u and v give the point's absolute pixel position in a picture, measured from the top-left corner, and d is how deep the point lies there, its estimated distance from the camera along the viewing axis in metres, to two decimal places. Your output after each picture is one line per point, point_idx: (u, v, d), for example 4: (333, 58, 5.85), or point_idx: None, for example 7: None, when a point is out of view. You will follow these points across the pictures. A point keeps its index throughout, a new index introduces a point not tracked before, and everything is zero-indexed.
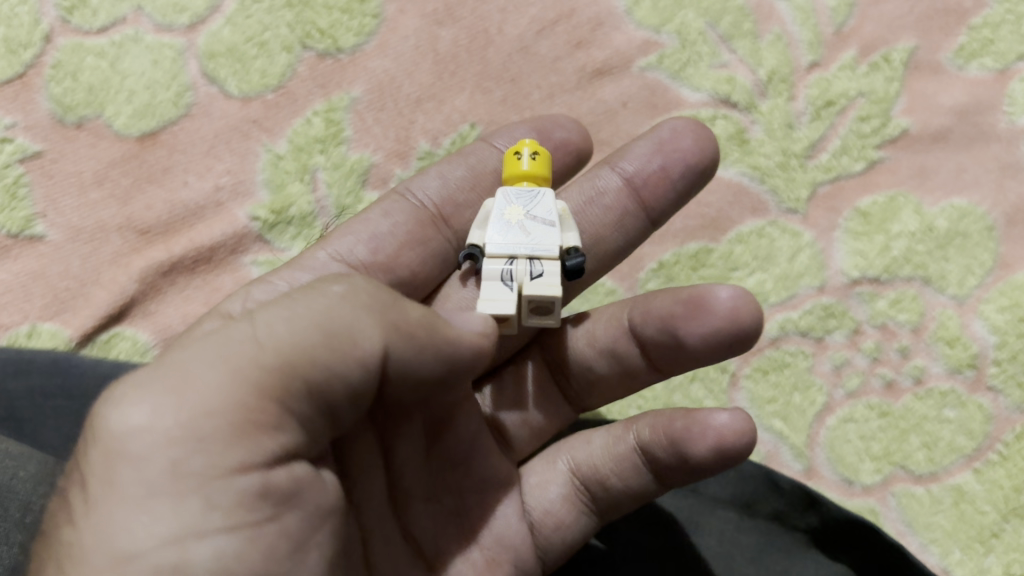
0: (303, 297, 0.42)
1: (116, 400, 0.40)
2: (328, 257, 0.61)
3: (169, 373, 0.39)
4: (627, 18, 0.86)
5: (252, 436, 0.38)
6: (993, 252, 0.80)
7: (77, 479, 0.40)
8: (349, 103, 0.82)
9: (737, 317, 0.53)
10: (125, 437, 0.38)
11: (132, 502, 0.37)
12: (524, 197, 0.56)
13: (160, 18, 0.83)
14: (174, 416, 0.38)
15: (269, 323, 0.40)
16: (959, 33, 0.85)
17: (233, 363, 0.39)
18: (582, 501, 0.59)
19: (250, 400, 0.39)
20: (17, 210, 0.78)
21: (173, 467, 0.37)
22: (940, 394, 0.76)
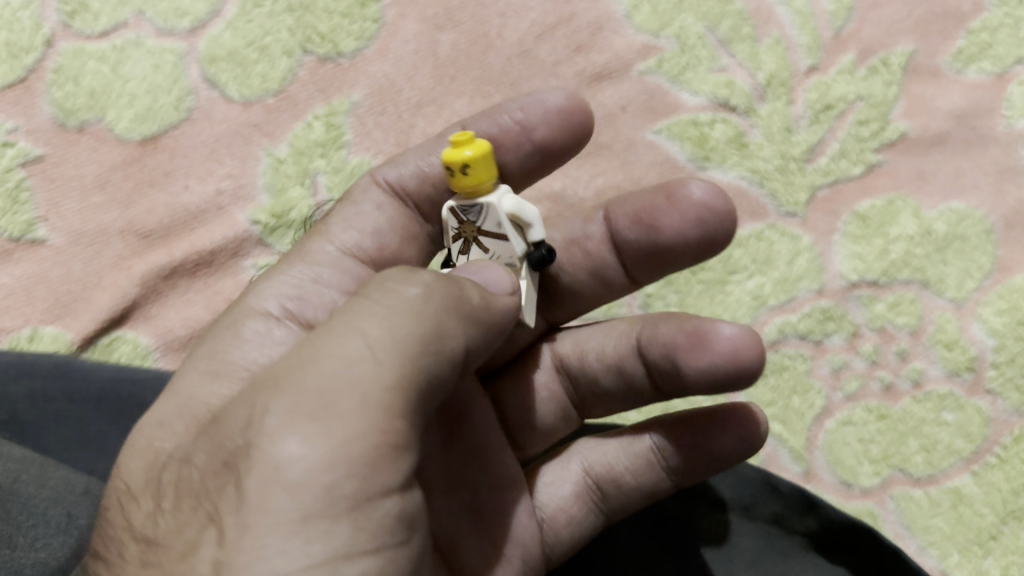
0: (391, 301, 0.41)
1: (255, 428, 0.39)
2: (334, 248, 0.60)
3: (300, 393, 0.39)
4: (627, 22, 0.86)
5: (392, 455, 0.39)
6: (991, 255, 0.80)
7: (221, 497, 0.39)
8: (349, 107, 0.82)
9: (739, 355, 0.54)
10: (282, 466, 0.37)
11: (288, 525, 0.37)
12: (470, 214, 0.54)
13: (161, 22, 0.83)
14: (322, 444, 0.37)
15: (383, 332, 0.40)
16: (957, 36, 0.85)
17: (361, 383, 0.39)
18: (592, 500, 0.61)
19: (383, 422, 0.38)
20: (19, 215, 0.79)
21: (329, 492, 0.37)
22: (938, 397, 0.77)
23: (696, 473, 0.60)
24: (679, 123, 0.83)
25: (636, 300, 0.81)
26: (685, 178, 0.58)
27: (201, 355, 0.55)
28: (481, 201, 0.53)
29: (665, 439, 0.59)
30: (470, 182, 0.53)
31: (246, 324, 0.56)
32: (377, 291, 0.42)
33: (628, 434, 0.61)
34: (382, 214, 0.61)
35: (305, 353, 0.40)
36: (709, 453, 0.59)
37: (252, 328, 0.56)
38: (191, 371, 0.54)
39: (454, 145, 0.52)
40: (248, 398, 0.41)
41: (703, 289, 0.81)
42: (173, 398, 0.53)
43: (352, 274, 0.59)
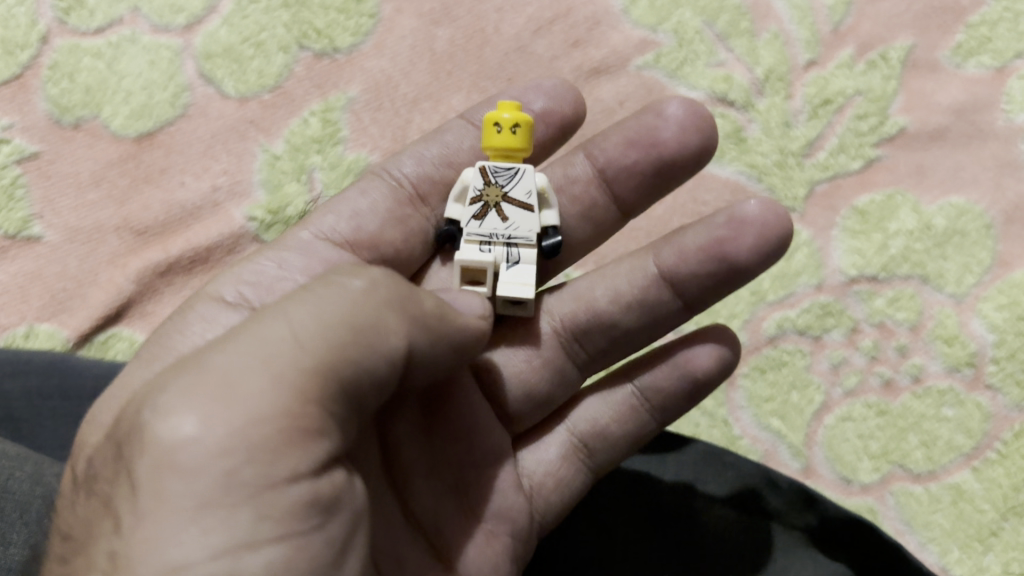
0: (324, 294, 0.42)
1: (155, 407, 0.38)
2: (310, 235, 0.60)
3: (204, 375, 0.38)
4: (625, 17, 0.85)
5: (301, 441, 0.38)
6: (991, 250, 0.79)
7: (119, 488, 0.38)
8: (346, 103, 0.82)
9: (777, 225, 0.58)
10: (174, 448, 0.36)
11: (184, 509, 0.35)
12: (502, 177, 0.57)
13: (157, 18, 0.83)
14: (221, 426, 0.36)
15: (301, 324, 0.40)
16: (957, 30, 0.85)
17: (269, 367, 0.38)
18: (580, 459, 0.62)
19: (294, 408, 0.38)
20: (14, 212, 0.78)
21: (229, 478, 0.36)
22: (938, 393, 0.76)
23: (678, 409, 0.62)
24: None
25: None
26: (664, 99, 0.61)
27: (146, 351, 0.53)
28: (518, 166, 0.57)
29: (645, 380, 0.62)
30: (505, 143, 0.56)
31: (196, 317, 0.54)
32: (304, 290, 0.42)
33: (605, 385, 0.63)
34: (368, 199, 0.62)
35: (221, 340, 0.40)
36: (702, 383, 0.62)
37: (202, 323, 0.54)
38: (128, 368, 0.52)
39: (505, 108, 0.56)
40: (157, 383, 0.40)
41: None
42: (109, 395, 0.50)
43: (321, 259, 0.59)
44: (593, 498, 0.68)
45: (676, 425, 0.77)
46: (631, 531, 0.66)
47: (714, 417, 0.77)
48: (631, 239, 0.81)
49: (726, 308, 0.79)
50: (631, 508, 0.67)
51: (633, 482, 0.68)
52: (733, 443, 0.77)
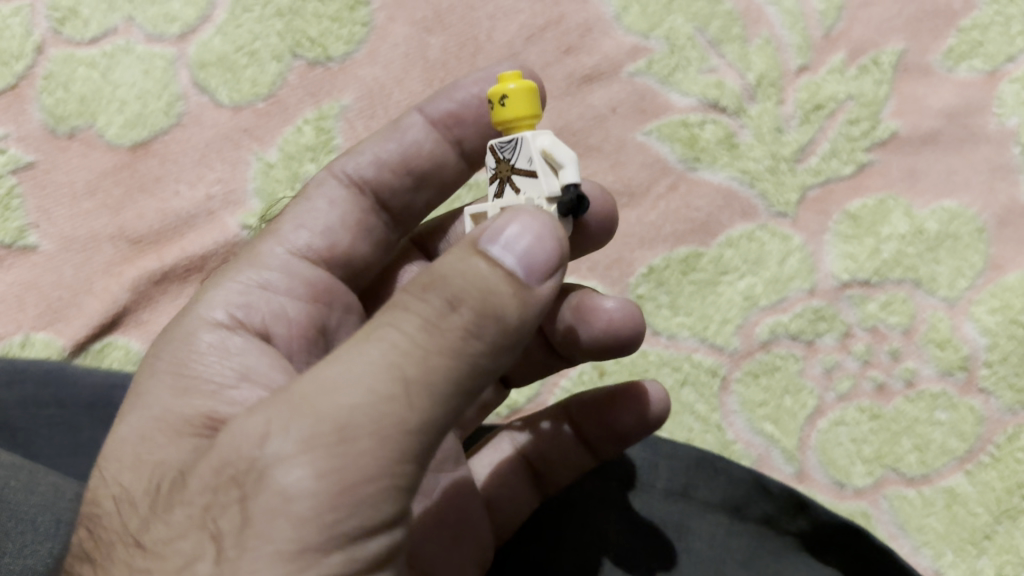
0: (432, 336, 0.39)
1: (270, 449, 0.38)
2: (282, 250, 0.60)
3: (317, 423, 0.38)
4: (616, 24, 0.86)
5: (397, 490, 0.39)
6: (983, 254, 0.80)
7: (222, 515, 0.39)
8: (339, 111, 0.82)
9: (622, 325, 0.58)
10: (289, 498, 0.37)
11: (284, 558, 0.37)
12: (507, 151, 0.49)
13: (150, 28, 0.83)
14: (334, 483, 0.38)
15: (408, 368, 0.39)
16: (948, 35, 0.85)
17: (384, 423, 0.38)
18: (526, 476, 0.66)
19: (396, 465, 0.38)
20: (9, 221, 0.79)
21: (332, 529, 0.38)
22: (931, 397, 0.77)
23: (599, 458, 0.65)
24: (669, 124, 0.83)
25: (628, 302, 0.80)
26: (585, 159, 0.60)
27: (160, 370, 0.52)
28: (518, 136, 0.48)
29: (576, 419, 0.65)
30: (522, 109, 0.48)
31: (201, 337, 0.54)
32: (409, 313, 0.40)
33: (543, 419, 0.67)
34: (337, 212, 0.62)
35: (328, 374, 0.39)
36: (614, 425, 0.63)
37: (207, 341, 0.53)
38: (157, 386, 0.51)
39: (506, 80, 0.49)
40: (259, 413, 0.40)
41: (694, 290, 0.80)
42: (141, 410, 0.49)
43: (300, 277, 0.59)
44: (585, 501, 0.66)
45: (670, 430, 0.78)
46: (622, 536, 0.65)
47: (708, 422, 0.78)
48: (623, 246, 0.82)
49: (719, 312, 0.80)
50: (624, 513, 0.66)
51: (627, 483, 0.67)
52: (726, 448, 0.77)
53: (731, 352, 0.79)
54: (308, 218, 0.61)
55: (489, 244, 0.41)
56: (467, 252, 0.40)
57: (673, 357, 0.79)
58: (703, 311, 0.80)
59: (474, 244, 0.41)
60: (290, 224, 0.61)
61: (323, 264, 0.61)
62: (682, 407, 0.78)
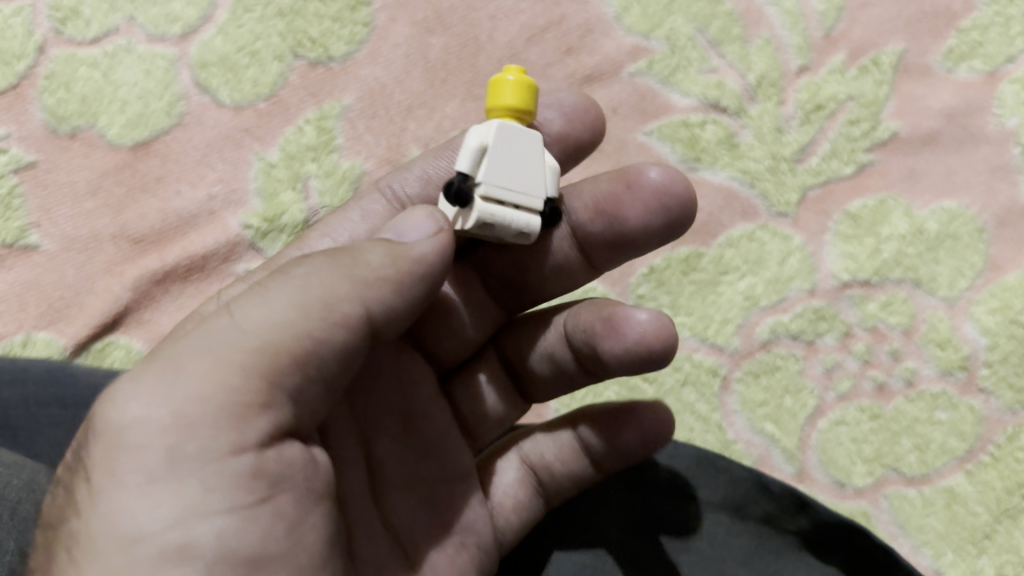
0: (274, 285, 0.44)
1: (116, 392, 0.43)
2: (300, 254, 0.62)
3: (170, 363, 0.42)
4: (617, 24, 0.86)
5: (247, 418, 0.41)
6: (983, 254, 0.80)
7: (82, 465, 0.43)
8: (341, 111, 0.82)
9: (656, 340, 0.56)
10: (124, 427, 0.41)
11: (143, 479, 0.40)
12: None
13: (152, 28, 0.84)
14: (165, 406, 0.41)
15: (250, 314, 0.43)
16: (948, 35, 0.85)
17: (222, 355, 0.42)
18: (533, 485, 0.63)
19: (236, 387, 0.41)
20: (10, 221, 0.79)
21: (170, 452, 0.40)
22: (932, 396, 0.77)
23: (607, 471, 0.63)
24: (670, 124, 0.83)
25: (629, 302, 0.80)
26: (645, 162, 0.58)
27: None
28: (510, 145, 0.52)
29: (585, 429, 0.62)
30: (512, 101, 0.51)
31: (195, 320, 0.59)
32: (267, 277, 0.45)
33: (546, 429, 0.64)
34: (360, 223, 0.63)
35: (184, 334, 0.44)
36: (612, 434, 0.61)
37: (198, 326, 0.58)
38: None
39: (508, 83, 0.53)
40: (131, 375, 0.45)
41: (695, 290, 0.81)
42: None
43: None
44: (589, 500, 0.66)
45: None
46: (624, 535, 0.64)
47: (708, 422, 0.78)
48: None
49: (720, 312, 0.80)
50: (629, 515, 0.66)
51: (630, 483, 0.67)
52: (727, 447, 0.77)
53: (732, 352, 0.79)
54: (333, 229, 0.63)
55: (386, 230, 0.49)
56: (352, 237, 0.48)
57: (674, 356, 0.79)
58: (704, 311, 0.80)
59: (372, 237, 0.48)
60: (317, 233, 0.63)
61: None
62: (683, 407, 0.78)
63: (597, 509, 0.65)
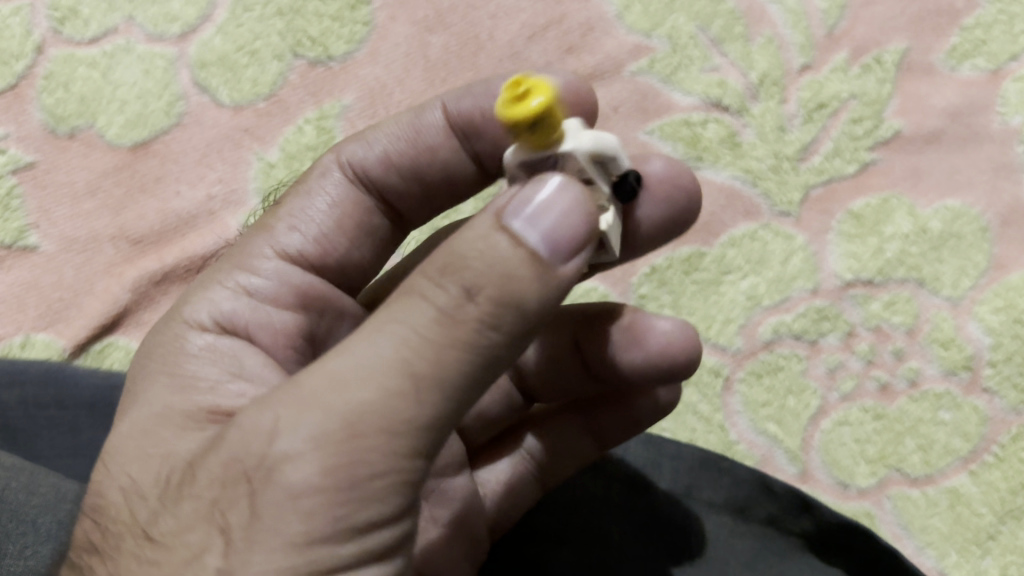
0: (437, 331, 0.39)
1: (278, 446, 0.38)
2: (270, 252, 0.58)
3: (321, 419, 0.38)
4: (618, 22, 0.85)
5: (406, 485, 0.39)
6: (987, 253, 0.80)
7: (232, 507, 0.39)
8: (340, 110, 0.81)
9: (684, 351, 0.58)
10: (296, 491, 0.37)
11: (293, 548, 0.38)
12: (543, 166, 0.43)
13: (151, 27, 0.83)
14: (335, 476, 0.38)
15: (416, 359, 0.38)
16: (951, 33, 0.85)
17: (399, 411, 0.38)
18: (527, 467, 0.63)
19: (404, 456, 0.38)
20: (10, 221, 0.79)
21: (339, 521, 0.38)
22: (935, 396, 0.77)
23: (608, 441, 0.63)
24: (672, 123, 0.82)
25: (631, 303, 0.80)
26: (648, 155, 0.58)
27: (153, 372, 0.51)
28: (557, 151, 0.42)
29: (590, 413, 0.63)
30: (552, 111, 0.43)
31: (191, 339, 0.53)
32: (415, 291, 0.39)
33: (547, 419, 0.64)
34: (333, 214, 0.59)
35: (338, 372, 0.39)
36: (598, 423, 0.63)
37: (197, 345, 0.52)
38: (153, 385, 0.50)
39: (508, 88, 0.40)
40: (265, 404, 0.40)
41: (697, 290, 0.80)
42: (142, 407, 0.48)
43: (289, 282, 0.57)
44: (590, 502, 0.66)
45: (673, 430, 0.78)
46: (625, 536, 0.64)
47: (711, 422, 0.77)
48: None
49: (722, 312, 0.80)
50: (628, 514, 0.65)
51: (631, 484, 0.67)
52: (730, 448, 0.77)
53: (734, 352, 0.78)
54: (301, 219, 0.59)
55: (511, 218, 0.39)
56: (489, 227, 0.39)
57: None
58: (706, 311, 0.80)
59: (498, 218, 0.39)
60: (281, 225, 0.58)
61: (315, 268, 0.59)
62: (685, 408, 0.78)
63: (599, 512, 0.65)
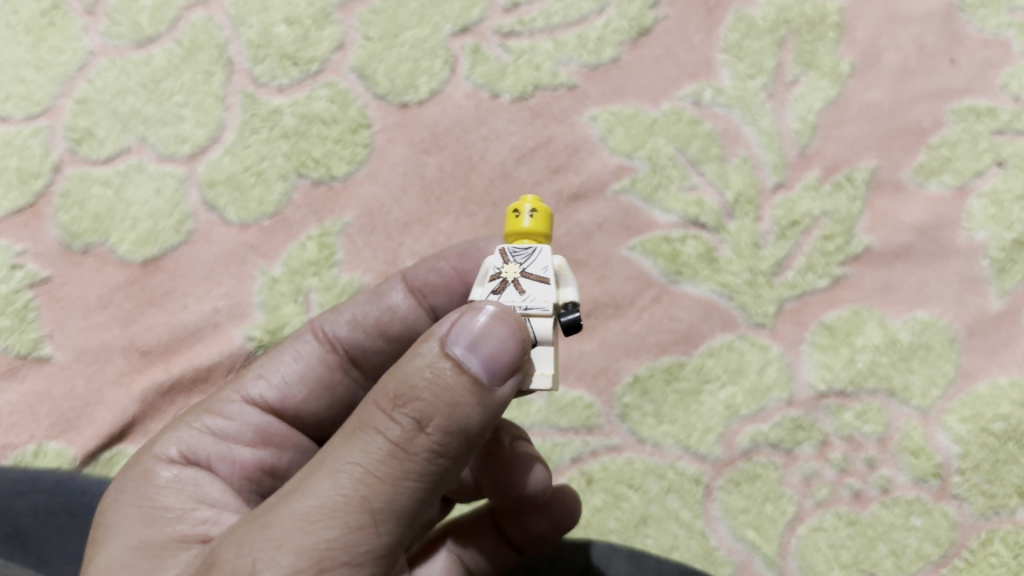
0: (391, 459, 0.44)
1: None
2: (240, 397, 0.64)
3: (294, 557, 0.42)
4: (602, 144, 0.90)
5: None
6: (954, 363, 0.83)
7: None
8: (341, 228, 0.86)
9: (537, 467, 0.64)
10: None
11: None
12: (519, 257, 0.54)
13: (162, 148, 0.89)
14: None
15: (372, 491, 0.44)
16: (919, 151, 0.89)
17: (362, 539, 0.43)
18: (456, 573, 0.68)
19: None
20: (25, 333, 0.83)
21: None
22: (906, 503, 0.80)
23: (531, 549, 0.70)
24: (652, 240, 0.87)
25: (614, 411, 0.84)
26: None
27: (126, 505, 0.54)
28: (536, 247, 0.54)
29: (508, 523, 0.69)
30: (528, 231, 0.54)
31: (159, 471, 0.57)
32: (370, 424, 0.45)
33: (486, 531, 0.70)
34: (299, 367, 0.67)
35: (304, 510, 0.43)
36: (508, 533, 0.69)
37: (166, 476, 0.57)
38: (125, 519, 0.53)
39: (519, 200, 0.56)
40: (237, 544, 0.44)
41: (677, 399, 0.84)
42: (118, 541, 0.51)
43: (252, 425, 0.63)
44: None
45: (656, 536, 0.81)
46: None
47: (692, 528, 0.81)
48: (609, 355, 0.86)
49: (702, 421, 0.83)
50: None
51: None
52: (710, 554, 0.80)
53: (714, 460, 0.82)
54: (268, 371, 0.66)
55: (454, 345, 0.45)
56: (435, 356, 0.45)
57: (659, 464, 0.82)
58: (686, 420, 0.83)
59: (441, 346, 0.45)
60: (250, 373, 0.66)
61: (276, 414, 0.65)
62: (667, 514, 0.81)
63: None
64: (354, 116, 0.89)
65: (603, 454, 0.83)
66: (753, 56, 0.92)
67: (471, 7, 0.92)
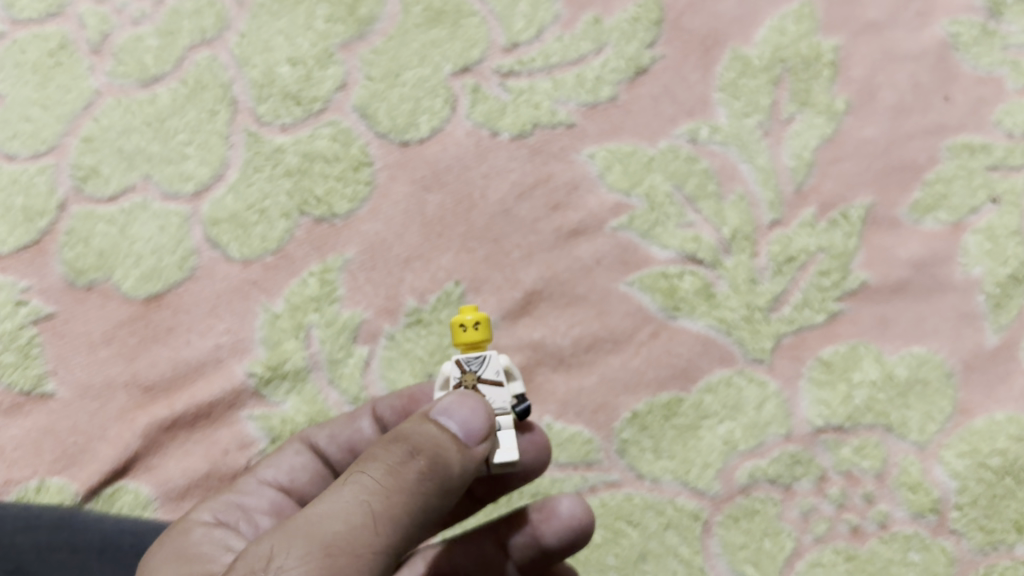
0: (389, 477, 0.51)
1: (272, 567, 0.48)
2: (256, 481, 0.74)
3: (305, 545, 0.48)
4: (600, 182, 0.91)
5: None
6: (951, 398, 0.84)
7: None
8: (343, 264, 0.87)
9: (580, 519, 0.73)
10: None
11: None
12: (473, 364, 0.61)
13: (167, 186, 0.90)
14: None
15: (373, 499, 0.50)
16: (914, 188, 0.90)
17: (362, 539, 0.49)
18: None
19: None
20: (29, 369, 0.84)
21: None
22: (905, 538, 0.81)
23: None
24: (650, 275, 0.88)
25: (613, 447, 0.84)
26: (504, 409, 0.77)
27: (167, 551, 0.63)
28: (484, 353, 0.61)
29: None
30: (472, 339, 0.61)
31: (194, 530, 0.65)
32: (371, 458, 0.52)
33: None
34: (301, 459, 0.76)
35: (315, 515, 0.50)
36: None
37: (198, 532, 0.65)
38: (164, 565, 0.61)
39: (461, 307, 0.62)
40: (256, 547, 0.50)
41: (676, 434, 0.85)
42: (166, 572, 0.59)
43: (271, 501, 0.73)
44: None
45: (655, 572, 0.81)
46: None
47: (691, 564, 0.81)
48: (608, 391, 0.86)
49: (701, 456, 0.84)
50: None
51: None
52: None
53: (713, 496, 0.83)
54: (276, 462, 0.76)
55: (439, 411, 0.55)
56: (422, 417, 0.54)
57: (658, 500, 0.83)
58: (685, 455, 0.84)
59: (427, 414, 0.55)
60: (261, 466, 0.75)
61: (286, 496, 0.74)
62: (666, 550, 0.81)
63: None
64: (356, 154, 0.90)
65: (602, 489, 0.83)
66: (749, 94, 0.93)
67: (471, 47, 0.94)
